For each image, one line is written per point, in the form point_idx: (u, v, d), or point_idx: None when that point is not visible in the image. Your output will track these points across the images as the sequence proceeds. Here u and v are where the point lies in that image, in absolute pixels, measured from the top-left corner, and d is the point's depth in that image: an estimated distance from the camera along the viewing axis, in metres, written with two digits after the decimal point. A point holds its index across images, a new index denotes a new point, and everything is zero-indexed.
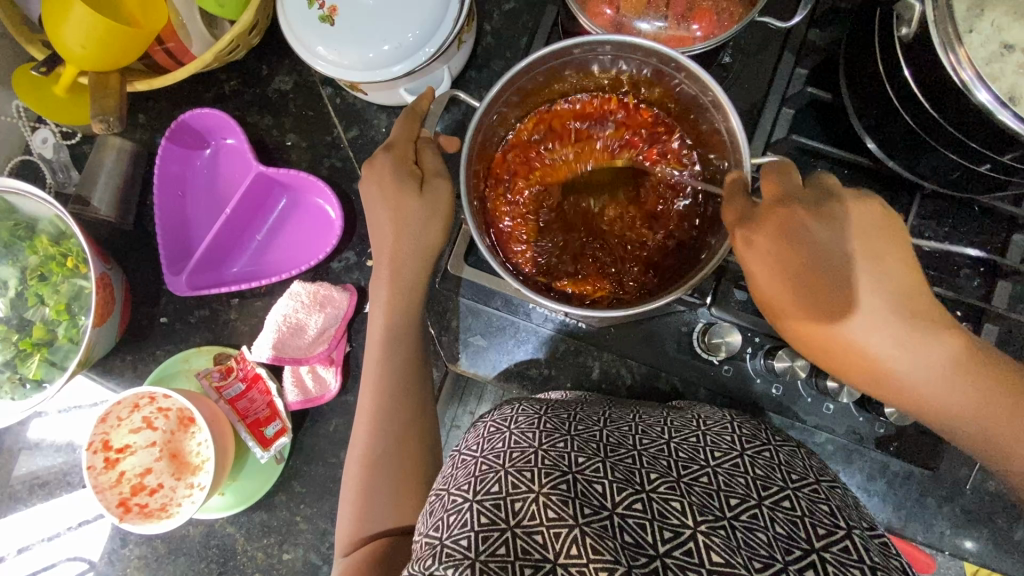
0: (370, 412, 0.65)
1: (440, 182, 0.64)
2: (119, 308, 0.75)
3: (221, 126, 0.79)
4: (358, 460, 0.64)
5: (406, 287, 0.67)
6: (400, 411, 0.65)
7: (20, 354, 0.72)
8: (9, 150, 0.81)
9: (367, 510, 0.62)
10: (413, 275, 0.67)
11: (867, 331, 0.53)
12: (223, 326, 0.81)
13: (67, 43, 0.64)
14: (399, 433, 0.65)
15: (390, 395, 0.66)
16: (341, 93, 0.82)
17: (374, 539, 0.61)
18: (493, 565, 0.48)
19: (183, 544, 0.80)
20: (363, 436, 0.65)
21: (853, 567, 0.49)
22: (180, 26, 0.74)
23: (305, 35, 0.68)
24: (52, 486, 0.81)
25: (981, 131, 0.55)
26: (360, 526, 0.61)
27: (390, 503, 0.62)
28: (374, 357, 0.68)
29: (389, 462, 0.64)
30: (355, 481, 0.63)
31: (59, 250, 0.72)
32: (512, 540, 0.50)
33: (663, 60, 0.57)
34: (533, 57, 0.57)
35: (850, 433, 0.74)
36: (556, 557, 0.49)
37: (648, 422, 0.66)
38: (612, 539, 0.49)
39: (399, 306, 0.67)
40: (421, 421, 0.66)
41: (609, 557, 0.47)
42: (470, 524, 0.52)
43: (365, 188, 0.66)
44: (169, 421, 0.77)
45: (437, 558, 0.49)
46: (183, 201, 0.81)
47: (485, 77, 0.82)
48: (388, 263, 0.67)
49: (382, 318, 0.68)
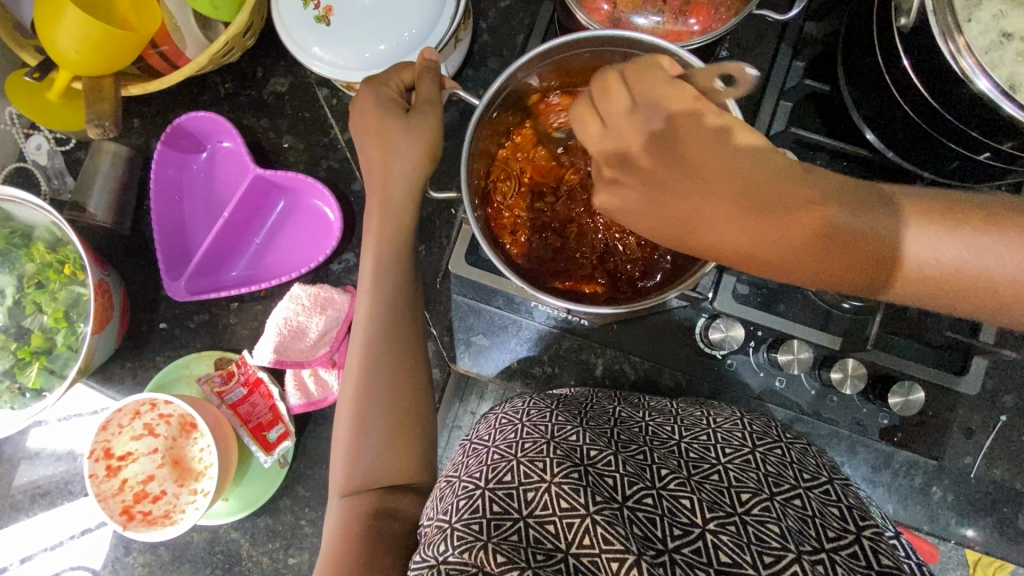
0: (360, 358, 0.65)
1: (430, 110, 0.62)
2: (117, 314, 0.75)
3: (218, 129, 0.79)
4: (348, 403, 0.64)
5: (395, 231, 0.66)
6: (392, 360, 0.65)
7: (18, 362, 0.71)
8: (4, 157, 0.81)
9: (358, 459, 0.62)
10: (400, 221, 0.65)
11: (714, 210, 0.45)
12: (223, 331, 0.81)
13: (60, 48, 0.64)
14: (390, 377, 0.64)
15: (380, 339, 0.65)
16: (337, 94, 0.82)
17: (366, 489, 0.61)
18: (505, 547, 0.49)
19: (187, 551, 0.79)
20: (354, 375, 0.64)
21: (862, 572, 0.48)
22: (174, 28, 0.73)
23: (300, 35, 0.68)
24: (54, 496, 0.81)
25: (981, 119, 0.55)
26: (352, 473, 0.62)
27: (380, 454, 0.63)
28: (365, 295, 0.66)
29: (380, 408, 0.63)
30: (346, 426, 0.63)
31: (56, 257, 0.71)
32: (524, 529, 0.51)
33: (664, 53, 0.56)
34: (524, 59, 0.57)
35: (855, 424, 0.74)
36: (568, 546, 0.49)
37: (658, 420, 0.66)
38: (622, 526, 0.49)
39: (389, 253, 0.66)
40: (412, 370, 0.66)
41: (621, 546, 0.47)
42: (481, 511, 0.52)
43: (352, 116, 0.65)
44: (171, 427, 0.76)
45: (450, 542, 0.51)
46: (181, 206, 0.80)
47: (482, 76, 0.82)
48: (378, 195, 0.65)
49: (372, 249, 0.66)
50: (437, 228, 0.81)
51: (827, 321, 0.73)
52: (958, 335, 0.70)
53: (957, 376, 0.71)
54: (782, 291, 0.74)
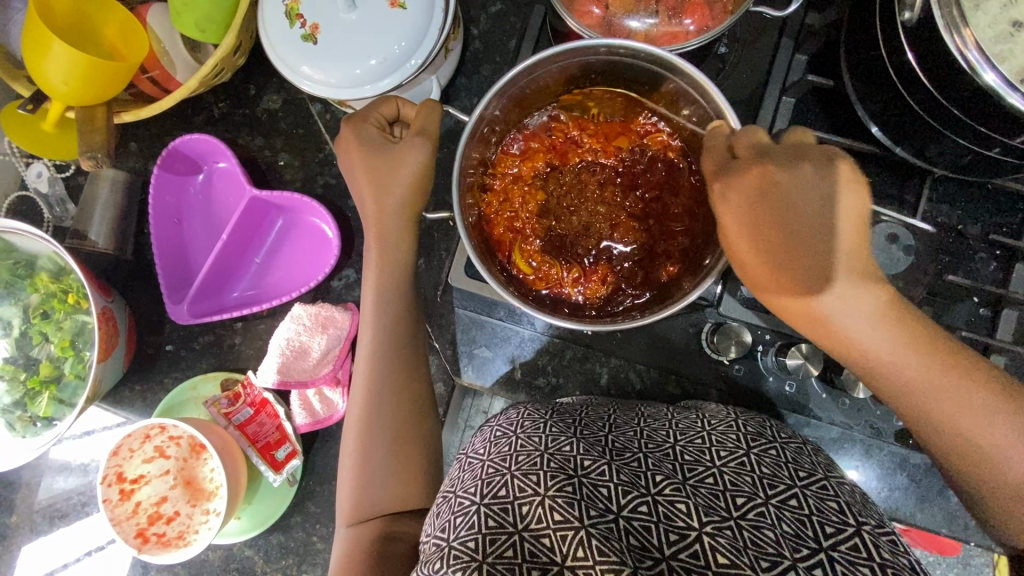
0: (363, 383, 0.65)
1: (420, 141, 0.61)
2: (123, 340, 0.75)
3: (212, 150, 0.78)
4: (353, 429, 0.64)
5: (401, 257, 0.66)
6: (397, 382, 0.65)
7: (29, 393, 0.72)
8: (6, 186, 0.81)
9: (364, 488, 0.63)
10: (396, 247, 0.65)
11: (838, 311, 0.50)
12: (228, 351, 0.81)
13: (51, 81, 0.64)
14: (395, 399, 0.65)
15: (383, 364, 0.65)
16: (330, 109, 0.81)
17: (372, 515, 0.62)
18: (501, 567, 0.50)
19: (203, 569, 0.80)
20: (359, 399, 0.65)
21: (862, 565, 0.49)
22: (162, 53, 0.74)
23: (288, 55, 0.67)
24: (72, 518, 0.82)
25: (992, 114, 0.53)
26: (361, 499, 0.62)
27: (390, 481, 0.63)
28: (367, 324, 0.66)
29: (387, 430, 0.64)
30: (352, 450, 0.64)
31: (59, 287, 0.72)
32: (519, 543, 0.51)
33: (643, 56, 0.56)
34: (506, 78, 0.55)
35: (869, 427, 0.73)
36: (563, 560, 0.49)
37: (653, 425, 0.65)
38: (617, 541, 0.50)
39: (388, 281, 0.66)
40: (416, 391, 0.66)
41: (616, 558, 0.47)
42: (476, 527, 0.52)
43: (341, 155, 0.65)
44: (181, 448, 0.77)
45: (446, 561, 0.51)
46: (181, 228, 0.80)
47: (474, 83, 0.81)
48: (373, 221, 0.64)
49: (373, 281, 0.66)
50: (435, 241, 0.80)
51: None
52: (976, 336, 0.66)
53: None
54: None
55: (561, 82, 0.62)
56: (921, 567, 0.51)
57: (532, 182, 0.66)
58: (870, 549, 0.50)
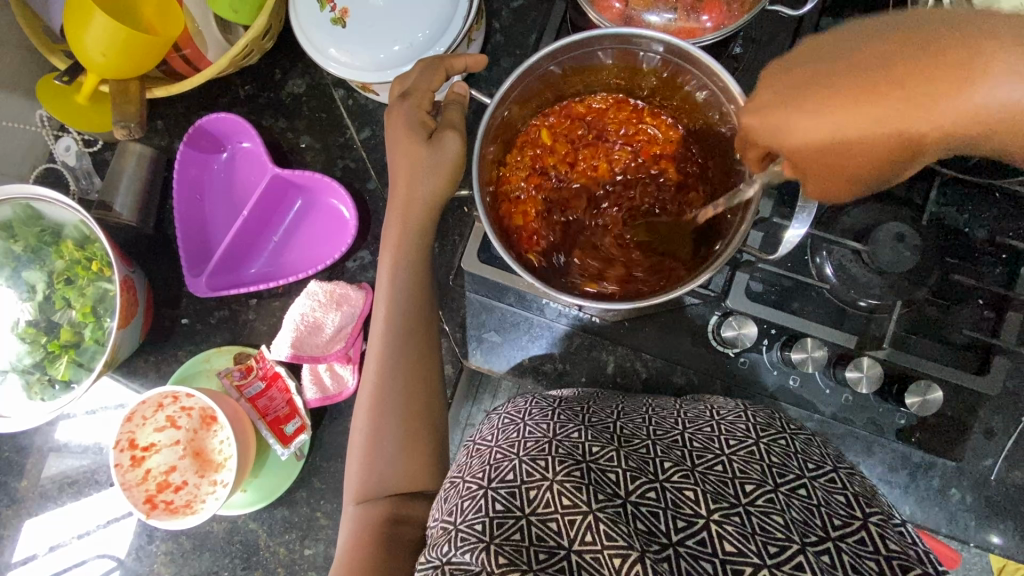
0: (377, 363, 0.67)
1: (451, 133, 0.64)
2: (142, 310, 0.77)
3: (237, 130, 0.81)
4: (365, 410, 0.66)
5: (420, 234, 0.67)
6: (407, 364, 0.67)
7: (49, 355, 0.74)
8: (35, 158, 0.84)
9: (372, 470, 0.64)
10: (417, 234, 0.67)
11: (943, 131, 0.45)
12: (242, 327, 0.83)
13: (89, 52, 0.66)
14: (409, 376, 0.66)
15: (396, 346, 0.66)
16: (353, 95, 0.83)
17: (378, 495, 0.63)
18: (508, 548, 0.50)
19: (207, 540, 0.81)
20: (373, 379, 0.66)
21: (869, 558, 0.49)
22: (195, 32, 0.76)
23: (317, 37, 0.69)
24: (81, 485, 0.84)
25: None
26: (366, 481, 0.64)
27: (397, 463, 0.64)
28: (380, 308, 0.68)
29: (398, 410, 0.65)
30: (362, 431, 0.65)
31: (84, 255, 0.74)
32: (527, 527, 0.52)
33: (674, 52, 0.58)
34: (541, 54, 0.57)
35: (870, 424, 0.74)
36: (571, 544, 0.50)
37: (661, 413, 0.66)
38: (625, 525, 0.50)
39: (404, 270, 0.67)
40: (426, 373, 0.68)
41: (624, 543, 0.48)
42: (484, 511, 0.53)
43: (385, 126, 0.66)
44: (192, 419, 0.78)
45: (454, 543, 0.52)
46: (202, 204, 0.82)
47: (494, 75, 0.83)
48: (401, 204, 0.66)
49: (389, 262, 0.67)
50: (450, 227, 0.82)
51: (842, 319, 0.73)
52: (979, 335, 0.69)
53: (974, 376, 0.70)
54: (797, 289, 0.73)
55: (575, 75, 0.64)
56: (930, 558, 0.51)
57: (553, 160, 0.68)
58: (877, 541, 0.50)
